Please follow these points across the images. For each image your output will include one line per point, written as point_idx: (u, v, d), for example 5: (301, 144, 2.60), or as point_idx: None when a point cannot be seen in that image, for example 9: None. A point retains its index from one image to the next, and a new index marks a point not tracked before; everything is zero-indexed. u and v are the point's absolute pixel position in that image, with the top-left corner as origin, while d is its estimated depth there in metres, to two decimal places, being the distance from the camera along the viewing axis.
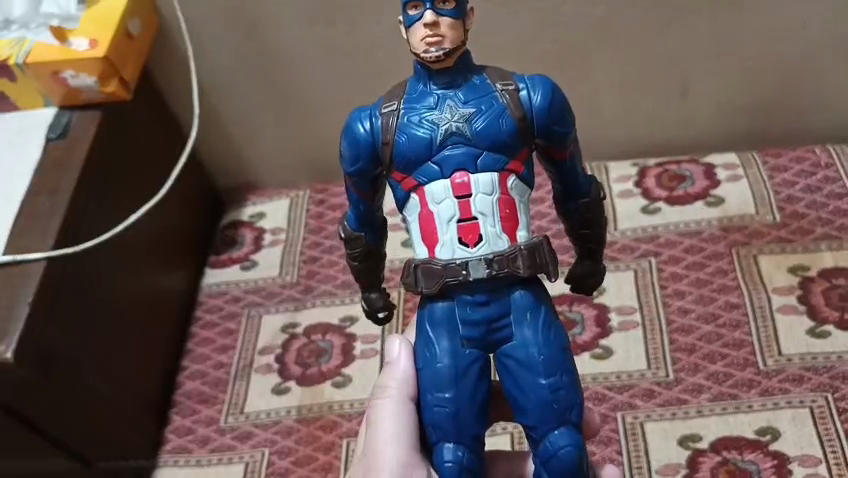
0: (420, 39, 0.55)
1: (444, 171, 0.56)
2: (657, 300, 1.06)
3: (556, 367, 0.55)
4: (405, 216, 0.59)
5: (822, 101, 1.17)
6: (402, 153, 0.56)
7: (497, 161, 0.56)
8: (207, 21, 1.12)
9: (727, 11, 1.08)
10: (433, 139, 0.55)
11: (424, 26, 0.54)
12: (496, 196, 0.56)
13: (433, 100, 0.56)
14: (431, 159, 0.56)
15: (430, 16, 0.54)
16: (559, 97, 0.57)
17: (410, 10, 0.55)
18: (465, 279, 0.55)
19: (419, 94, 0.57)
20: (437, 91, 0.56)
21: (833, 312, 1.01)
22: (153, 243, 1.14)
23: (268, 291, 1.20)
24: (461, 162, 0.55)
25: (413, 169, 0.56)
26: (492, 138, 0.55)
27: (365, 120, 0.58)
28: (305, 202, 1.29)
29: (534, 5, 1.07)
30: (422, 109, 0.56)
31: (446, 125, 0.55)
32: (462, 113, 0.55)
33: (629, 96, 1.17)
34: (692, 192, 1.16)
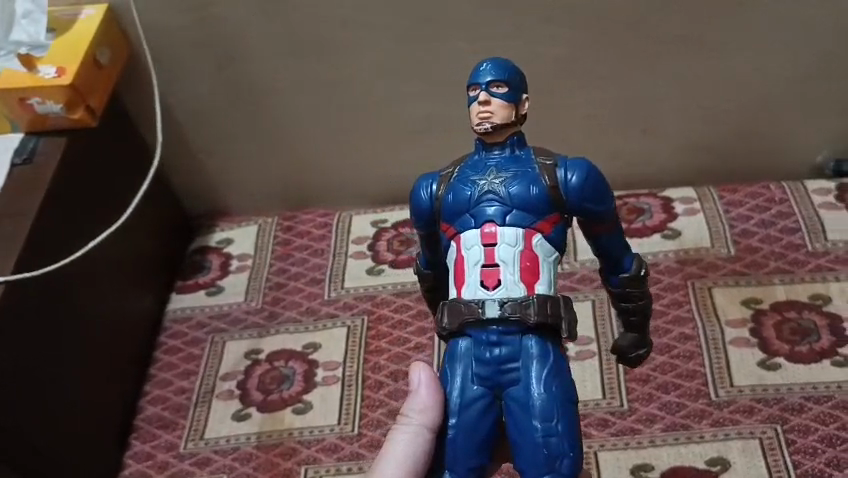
0: (475, 114, 0.63)
1: (477, 223, 0.61)
2: (613, 331, 1.08)
3: (555, 415, 0.56)
4: (447, 263, 0.64)
5: (777, 140, 1.21)
6: (448, 208, 0.62)
7: (526, 219, 0.60)
8: (178, 53, 1.14)
9: (684, 52, 1.11)
10: (472, 195, 0.61)
11: (480, 104, 0.62)
12: (518, 248, 0.59)
13: (484, 165, 0.62)
14: (468, 212, 0.61)
15: (484, 97, 0.62)
16: (594, 178, 0.61)
17: (471, 91, 0.63)
18: (480, 317, 0.58)
19: (475, 162, 0.63)
20: (491, 158, 0.63)
21: (784, 345, 1.03)
22: (120, 267, 1.15)
23: (232, 317, 1.21)
24: (494, 215, 0.60)
25: (454, 219, 0.62)
26: (524, 199, 0.60)
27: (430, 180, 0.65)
28: (273, 228, 1.31)
29: (497, 44, 1.10)
30: (472, 172, 0.62)
31: (486, 184, 0.61)
32: (505, 177, 0.61)
33: (592, 132, 1.20)
34: (650, 225, 1.18)
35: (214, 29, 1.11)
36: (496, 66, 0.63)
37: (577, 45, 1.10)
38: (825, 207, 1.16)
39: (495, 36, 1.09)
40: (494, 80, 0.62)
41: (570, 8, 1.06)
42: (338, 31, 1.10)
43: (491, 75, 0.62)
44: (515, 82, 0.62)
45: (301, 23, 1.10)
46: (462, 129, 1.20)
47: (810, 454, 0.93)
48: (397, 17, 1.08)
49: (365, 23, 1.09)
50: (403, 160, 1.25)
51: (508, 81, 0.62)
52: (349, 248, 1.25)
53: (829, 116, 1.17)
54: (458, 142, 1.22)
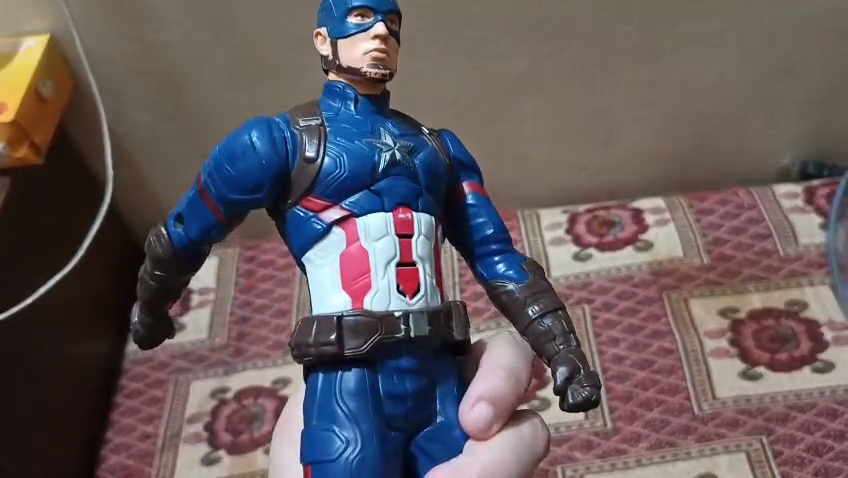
0: (367, 50, 0.60)
1: (361, 210, 0.58)
2: (592, 349, 1.05)
3: (361, 438, 0.55)
4: (323, 248, 0.58)
5: (744, 145, 1.19)
6: (336, 181, 0.58)
7: (374, 202, 0.58)
8: (125, 82, 1.09)
9: (644, 61, 1.10)
10: (344, 168, 0.57)
11: (374, 37, 0.60)
12: (418, 236, 0.59)
13: (277, 144, 0.58)
14: (371, 185, 0.58)
15: (381, 30, 0.60)
16: (440, 165, 0.62)
17: (363, 15, 0.60)
18: (405, 335, 0.56)
19: (359, 120, 0.61)
20: (303, 124, 0.60)
21: (763, 354, 1.01)
22: (72, 309, 1.09)
23: (196, 356, 1.15)
24: (350, 204, 0.58)
25: (351, 194, 0.58)
26: (348, 170, 0.57)
27: (252, 155, 0.58)
28: (234, 259, 1.25)
29: (458, 61, 1.08)
30: (359, 131, 0.60)
31: (380, 143, 0.59)
32: (365, 138, 0.59)
33: (557, 147, 1.17)
34: (622, 237, 1.16)
35: (162, 56, 1.07)
36: None
37: (538, 57, 1.08)
38: (794, 211, 1.15)
39: (455, 51, 1.07)
40: (357, 7, 0.60)
41: (529, 19, 1.05)
42: (292, 52, 1.07)
43: None
44: (325, 15, 0.62)
45: (254, 45, 1.06)
46: None
47: (798, 464, 0.91)
48: None
49: None
50: None
51: (368, 8, 0.60)
52: None
53: (792, 119, 1.17)
54: None
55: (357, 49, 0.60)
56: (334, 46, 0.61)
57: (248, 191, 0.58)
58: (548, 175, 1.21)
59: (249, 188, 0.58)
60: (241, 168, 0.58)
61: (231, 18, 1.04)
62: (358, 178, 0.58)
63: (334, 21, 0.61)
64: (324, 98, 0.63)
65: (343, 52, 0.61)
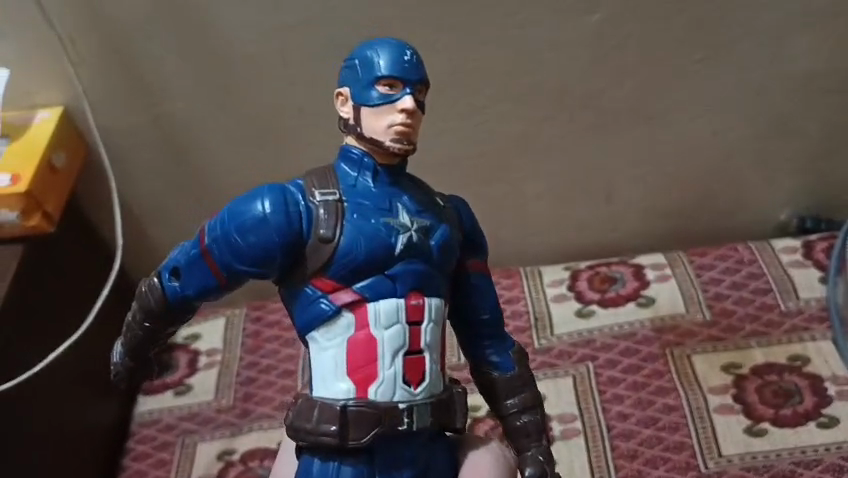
0: (392, 124, 0.61)
1: (371, 293, 0.60)
2: (596, 406, 1.06)
3: None
4: (332, 329, 0.61)
5: (740, 200, 1.21)
6: (354, 266, 0.59)
7: (386, 287, 0.60)
8: (136, 150, 1.12)
9: (640, 122, 1.13)
10: (358, 252, 0.59)
11: (400, 111, 0.61)
12: (428, 325, 0.62)
13: (291, 219, 0.60)
14: (385, 271, 0.60)
15: (407, 104, 0.61)
16: (452, 243, 0.64)
17: (390, 87, 0.61)
18: (407, 427, 0.61)
19: (377, 196, 0.62)
20: (319, 197, 0.61)
21: (767, 409, 1.01)
22: (81, 373, 1.10)
23: (203, 417, 1.16)
24: (363, 288, 0.60)
25: (364, 277, 0.60)
26: (362, 253, 0.59)
27: (267, 230, 0.59)
28: (241, 320, 1.27)
29: (458, 124, 1.11)
30: (377, 210, 0.61)
31: (398, 225, 0.61)
32: (383, 218, 0.61)
33: (556, 206, 1.20)
34: (624, 293, 1.17)
35: (171, 126, 1.10)
36: (373, 47, 0.62)
37: (535, 120, 1.11)
38: (794, 265, 1.16)
39: (454, 116, 1.10)
40: (384, 76, 0.61)
41: (526, 85, 1.08)
42: (297, 120, 1.10)
43: (388, 67, 0.61)
44: (349, 78, 0.63)
45: (259, 114, 1.10)
46: None
47: None
48: None
49: (323, 110, 1.09)
50: None
51: (395, 79, 0.61)
52: None
53: (787, 175, 1.19)
54: None
55: (382, 121, 0.61)
56: (357, 111, 0.62)
57: (253, 264, 0.60)
58: (549, 232, 1.23)
59: (259, 261, 0.60)
60: (254, 241, 0.60)
61: (238, 89, 1.07)
62: (373, 262, 0.60)
63: (360, 88, 0.62)
64: (340, 162, 0.63)
65: (366, 122, 0.62)
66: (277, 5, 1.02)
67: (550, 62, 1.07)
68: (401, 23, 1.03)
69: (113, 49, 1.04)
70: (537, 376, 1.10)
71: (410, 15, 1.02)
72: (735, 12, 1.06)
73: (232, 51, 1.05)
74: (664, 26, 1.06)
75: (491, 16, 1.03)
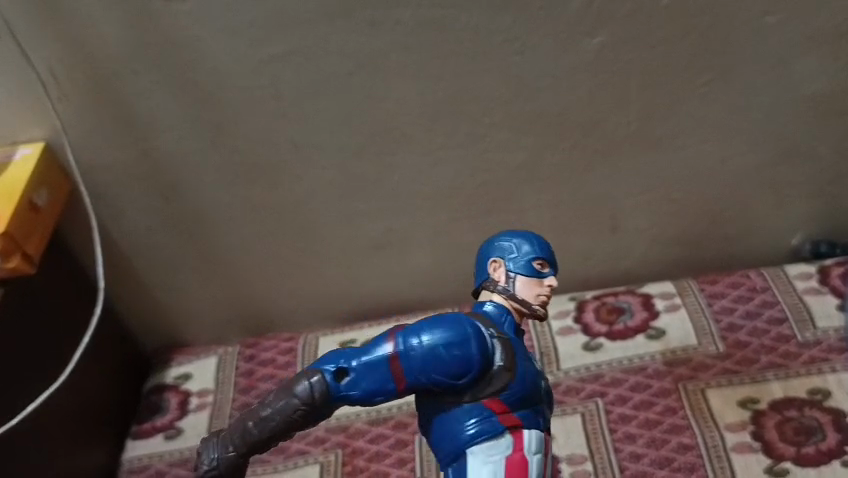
0: (537, 292, 0.68)
1: (526, 423, 0.63)
2: (607, 446, 1.00)
3: None
4: (486, 449, 0.62)
5: (751, 226, 1.17)
6: (516, 395, 0.62)
7: (530, 418, 0.63)
8: (121, 187, 1.08)
9: (646, 148, 1.08)
10: (525, 386, 0.63)
11: (547, 284, 0.68)
12: (550, 455, 0.65)
13: (489, 344, 0.62)
14: (531, 404, 0.64)
15: (553, 280, 0.69)
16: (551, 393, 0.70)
17: (541, 263, 0.68)
18: None
19: (517, 341, 0.66)
20: (491, 331, 0.63)
21: (789, 447, 0.96)
22: (66, 421, 1.05)
23: (194, 463, 1.10)
24: (524, 416, 0.63)
25: (523, 407, 0.63)
26: (524, 386, 0.63)
27: (477, 345, 0.61)
28: (235, 359, 1.21)
29: (456, 153, 1.06)
30: (523, 353, 0.65)
31: (537, 369, 0.66)
32: (532, 362, 0.65)
33: (560, 239, 1.16)
34: (632, 325, 1.12)
35: (158, 162, 1.06)
36: (526, 235, 0.70)
37: (537, 149, 1.06)
38: (809, 293, 1.11)
39: (451, 145, 1.05)
40: (541, 255, 0.68)
41: (528, 113, 1.03)
42: (289, 154, 1.05)
43: (541, 248, 0.69)
44: (506, 249, 0.69)
45: (249, 148, 1.05)
46: (426, 240, 1.16)
47: None
48: (348, 134, 1.04)
49: (316, 142, 1.04)
50: (368, 276, 1.20)
51: (547, 259, 0.69)
52: None
53: (800, 200, 1.14)
54: (422, 249, 1.17)
55: (533, 291, 0.68)
56: (513, 278, 0.68)
57: (450, 377, 0.61)
58: None
59: (454, 373, 0.61)
60: (457, 354, 0.60)
61: (225, 124, 1.02)
62: (526, 395, 0.63)
63: (516, 259, 0.68)
64: (482, 310, 0.67)
65: (519, 288, 0.68)
66: (262, 35, 0.95)
67: (553, 88, 1.01)
68: (395, 52, 0.97)
69: (92, 83, 0.98)
70: None
71: (405, 43, 0.96)
72: (753, 35, 0.99)
73: (218, 85, 0.99)
74: (675, 49, 0.99)
75: (490, 43, 0.97)
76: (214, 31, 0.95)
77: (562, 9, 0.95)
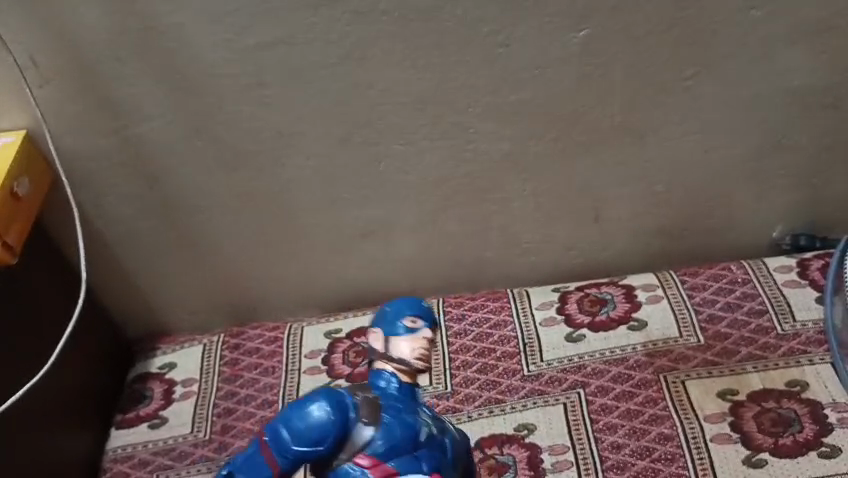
0: (415, 347, 0.70)
1: (403, 471, 0.65)
2: (589, 436, 1.01)
3: None
4: None
5: (733, 218, 1.18)
6: (389, 444, 0.65)
7: (413, 466, 0.65)
8: (103, 175, 1.07)
9: (630, 141, 1.08)
10: (394, 436, 0.66)
11: (422, 338, 0.71)
12: None
13: (343, 409, 0.66)
14: (413, 451, 0.66)
15: (427, 333, 0.72)
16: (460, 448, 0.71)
17: (411, 320, 0.71)
18: None
19: (402, 398, 0.69)
20: (362, 395, 0.68)
21: (767, 438, 0.97)
22: (49, 410, 1.05)
23: (178, 452, 1.10)
24: (400, 465, 0.65)
25: (399, 456, 0.65)
26: (399, 437, 0.66)
27: (323, 414, 0.65)
28: (219, 348, 1.21)
29: (440, 143, 1.06)
30: (407, 408, 0.68)
31: (426, 424, 0.68)
32: (412, 412, 0.68)
33: (544, 230, 1.17)
34: (615, 316, 1.13)
35: (140, 151, 1.05)
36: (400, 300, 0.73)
37: (521, 140, 1.07)
38: (788, 285, 1.13)
39: (436, 136, 1.05)
40: (410, 314, 0.72)
41: (512, 103, 1.03)
42: (272, 142, 1.05)
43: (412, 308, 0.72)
44: (383, 317, 0.72)
45: (232, 137, 1.04)
46: (411, 230, 1.16)
47: None
48: (333, 123, 1.03)
49: (300, 132, 1.04)
50: (352, 265, 1.20)
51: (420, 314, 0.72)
52: (303, 363, 1.16)
53: (781, 192, 1.15)
54: (406, 239, 1.17)
55: (408, 346, 0.70)
56: (387, 341, 0.71)
57: (308, 445, 0.65)
58: (536, 252, 1.20)
59: (312, 441, 0.65)
60: (305, 424, 0.65)
61: (208, 112, 1.02)
62: (403, 444, 0.65)
63: (394, 322, 0.71)
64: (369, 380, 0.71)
65: (394, 348, 0.70)
66: (245, 24, 0.95)
67: (537, 79, 1.01)
68: (380, 41, 0.97)
69: (73, 71, 0.98)
70: (526, 404, 1.06)
71: (390, 33, 0.96)
72: (736, 29, 0.99)
73: (201, 73, 0.98)
74: (659, 42, 0.99)
75: (475, 33, 0.97)
76: (198, 18, 0.94)
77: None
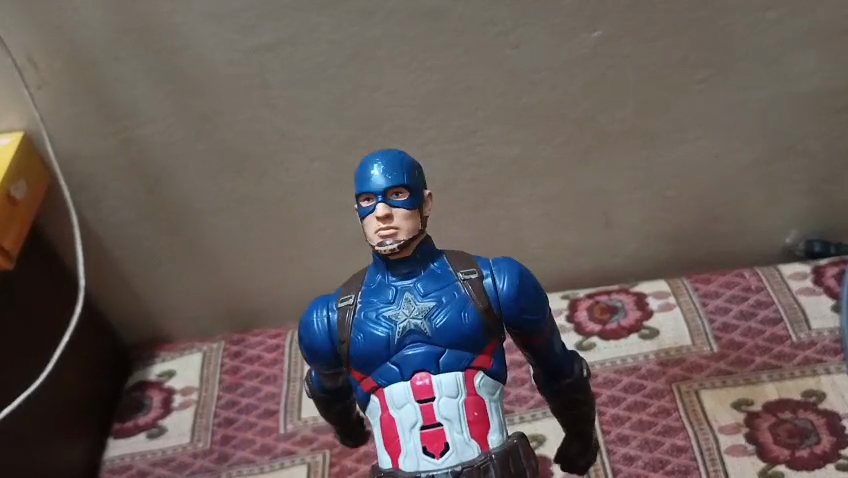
0: (374, 231, 0.63)
1: (387, 377, 0.63)
2: (600, 448, 0.99)
3: None
4: (369, 413, 0.65)
5: (745, 224, 1.16)
6: (359, 351, 0.63)
7: (391, 372, 0.62)
8: (102, 179, 1.05)
9: (642, 145, 1.06)
10: (363, 345, 0.63)
11: (377, 218, 0.63)
12: (461, 398, 0.62)
13: (325, 323, 0.66)
14: (391, 359, 0.63)
15: (385, 206, 0.63)
16: (469, 312, 0.62)
17: (363, 202, 0.64)
18: None
19: (379, 287, 0.65)
20: (341, 303, 0.66)
21: (784, 450, 0.95)
22: (46, 419, 1.02)
23: (178, 462, 1.07)
24: (379, 376, 0.63)
25: (376, 366, 0.63)
26: (366, 346, 0.63)
27: (321, 325, 0.66)
28: (219, 356, 1.19)
29: (448, 147, 1.04)
30: (380, 303, 0.64)
31: (405, 317, 0.62)
32: (383, 311, 0.63)
33: (553, 235, 1.14)
34: (625, 324, 1.11)
35: (140, 154, 1.02)
36: (364, 166, 0.64)
37: (531, 143, 1.04)
38: (803, 292, 1.10)
39: (443, 139, 1.03)
40: (362, 193, 0.63)
41: (522, 107, 1.01)
42: (276, 146, 1.02)
43: (372, 179, 0.63)
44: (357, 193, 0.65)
45: (234, 139, 1.02)
46: None
47: None
48: (338, 126, 1.01)
49: (305, 135, 1.02)
50: (357, 271, 1.17)
51: (394, 187, 0.63)
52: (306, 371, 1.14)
53: (795, 198, 1.13)
54: None
55: (370, 229, 0.63)
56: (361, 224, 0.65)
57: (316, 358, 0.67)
58: (545, 258, 1.17)
59: (320, 352, 0.67)
60: (307, 339, 0.67)
61: (210, 114, 0.99)
62: (378, 351, 0.63)
63: (359, 200, 0.64)
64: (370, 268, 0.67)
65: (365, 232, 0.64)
66: (248, 24, 0.92)
67: (548, 82, 0.99)
68: (387, 42, 0.94)
69: (71, 72, 0.95)
70: (535, 415, 1.03)
71: (398, 33, 0.94)
72: (751, 30, 0.97)
73: (203, 74, 0.96)
74: (672, 44, 0.97)
75: (484, 34, 0.94)
76: (200, 18, 0.91)
77: (559, 0, 0.92)
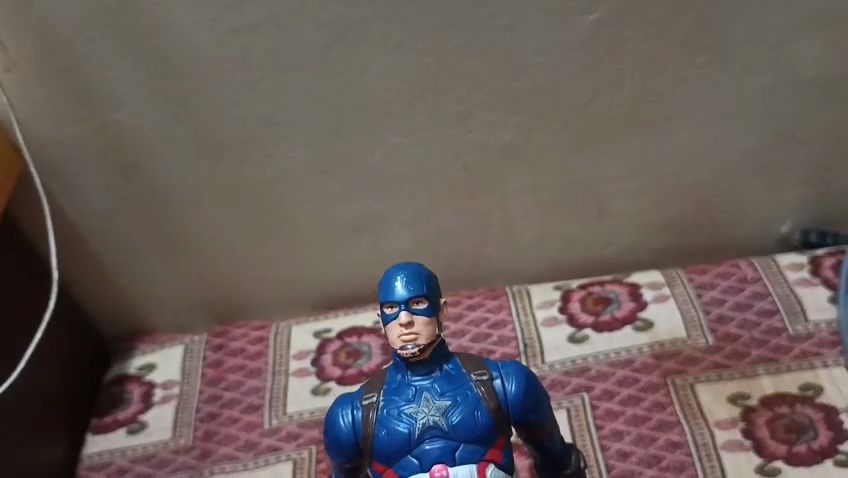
0: (397, 335, 0.65)
1: (407, 471, 0.64)
2: (594, 444, 0.96)
3: None
4: None
5: (742, 214, 1.13)
6: (383, 445, 0.65)
7: (413, 465, 0.64)
8: (78, 165, 1.00)
9: (639, 133, 1.03)
10: (388, 442, 0.65)
11: (401, 325, 0.65)
12: None
13: (351, 420, 0.67)
14: (411, 451, 0.65)
15: (407, 315, 0.65)
16: (484, 414, 0.65)
17: (387, 308, 0.66)
18: None
19: (399, 385, 0.66)
20: (364, 400, 0.67)
21: (781, 445, 0.92)
22: (20, 415, 0.98)
23: (158, 459, 1.03)
24: (400, 467, 0.65)
25: (397, 459, 0.65)
26: (388, 443, 0.65)
27: (344, 425, 0.67)
28: (202, 348, 1.15)
29: (438, 134, 1.00)
30: (401, 401, 0.66)
31: (425, 416, 0.65)
32: (405, 409, 0.65)
33: (546, 225, 1.12)
34: (619, 316, 1.08)
35: (118, 139, 0.98)
36: (388, 276, 0.67)
37: (524, 131, 1.01)
38: (801, 284, 1.08)
39: (435, 126, 0.99)
40: (385, 301, 0.66)
41: (515, 92, 0.97)
42: (260, 132, 0.98)
43: (394, 289, 0.65)
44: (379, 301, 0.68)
45: (217, 125, 0.97)
46: (406, 225, 1.10)
47: None
48: (325, 112, 0.97)
49: (290, 121, 0.98)
50: (344, 262, 1.14)
51: (410, 293, 0.65)
52: (291, 365, 1.10)
53: (792, 187, 1.11)
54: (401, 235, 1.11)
55: (393, 334, 0.65)
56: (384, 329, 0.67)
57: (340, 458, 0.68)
58: (537, 248, 1.14)
59: (346, 451, 0.68)
60: (331, 437, 0.68)
61: (191, 98, 0.95)
62: (399, 446, 0.65)
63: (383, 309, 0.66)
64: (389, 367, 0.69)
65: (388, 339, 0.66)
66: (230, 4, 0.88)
67: (542, 67, 0.95)
68: (376, 24, 0.90)
69: (44, 53, 0.91)
70: None
71: (388, 15, 0.90)
72: (753, 14, 0.94)
73: (184, 56, 0.91)
74: (672, 28, 0.94)
75: (477, 17, 0.91)
76: None
77: None
